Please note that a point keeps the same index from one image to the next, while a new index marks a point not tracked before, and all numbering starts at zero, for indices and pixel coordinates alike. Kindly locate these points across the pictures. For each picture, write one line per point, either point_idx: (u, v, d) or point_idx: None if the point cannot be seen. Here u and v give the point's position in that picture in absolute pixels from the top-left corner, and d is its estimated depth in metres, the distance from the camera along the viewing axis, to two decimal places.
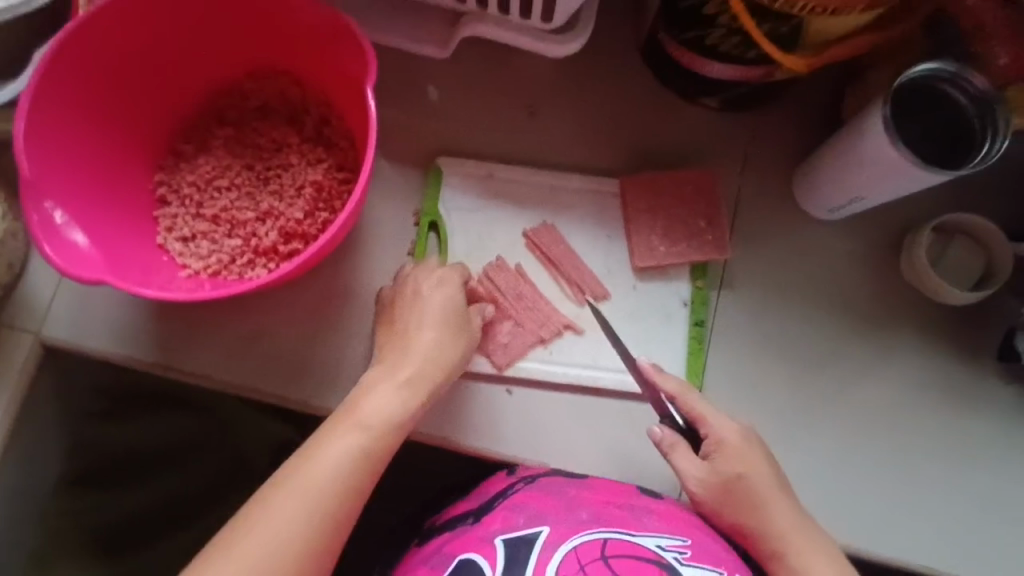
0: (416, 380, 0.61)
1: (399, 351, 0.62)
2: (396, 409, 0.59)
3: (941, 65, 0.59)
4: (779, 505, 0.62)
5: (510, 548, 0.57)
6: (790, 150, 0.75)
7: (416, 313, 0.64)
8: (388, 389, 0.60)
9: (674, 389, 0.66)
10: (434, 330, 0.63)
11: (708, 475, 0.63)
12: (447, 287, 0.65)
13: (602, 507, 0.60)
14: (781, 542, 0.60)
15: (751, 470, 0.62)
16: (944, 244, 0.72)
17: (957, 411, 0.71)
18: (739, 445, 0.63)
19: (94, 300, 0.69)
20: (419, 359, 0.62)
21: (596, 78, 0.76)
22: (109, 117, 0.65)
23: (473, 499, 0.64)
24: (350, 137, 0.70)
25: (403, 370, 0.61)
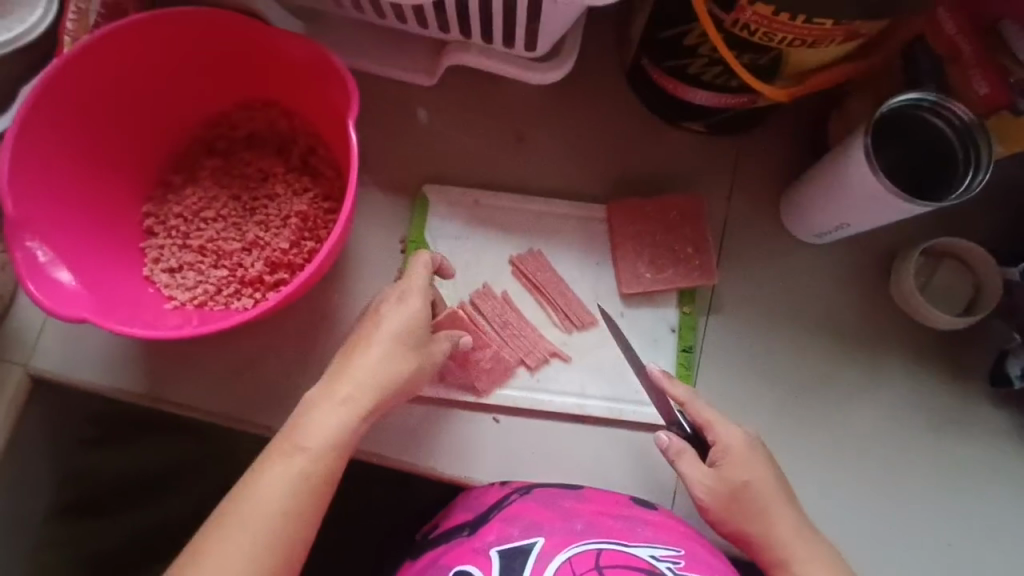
0: (359, 397, 0.59)
1: (346, 365, 0.59)
2: (338, 431, 0.57)
3: (922, 94, 0.58)
4: (781, 514, 0.61)
5: (505, 558, 0.56)
6: (777, 174, 0.75)
7: (370, 328, 0.61)
8: (330, 411, 0.58)
9: (682, 396, 0.64)
10: (382, 347, 0.60)
11: (716, 482, 0.61)
12: (416, 289, 0.62)
13: (597, 517, 0.60)
14: (782, 550, 0.60)
15: (757, 479, 0.61)
16: (934, 266, 0.72)
17: (949, 436, 0.71)
18: (746, 453, 0.62)
19: (82, 332, 0.69)
20: (364, 376, 0.59)
21: (582, 104, 0.76)
22: (96, 151, 0.66)
23: (468, 510, 0.63)
24: (336, 166, 0.70)
25: (345, 387, 0.59)
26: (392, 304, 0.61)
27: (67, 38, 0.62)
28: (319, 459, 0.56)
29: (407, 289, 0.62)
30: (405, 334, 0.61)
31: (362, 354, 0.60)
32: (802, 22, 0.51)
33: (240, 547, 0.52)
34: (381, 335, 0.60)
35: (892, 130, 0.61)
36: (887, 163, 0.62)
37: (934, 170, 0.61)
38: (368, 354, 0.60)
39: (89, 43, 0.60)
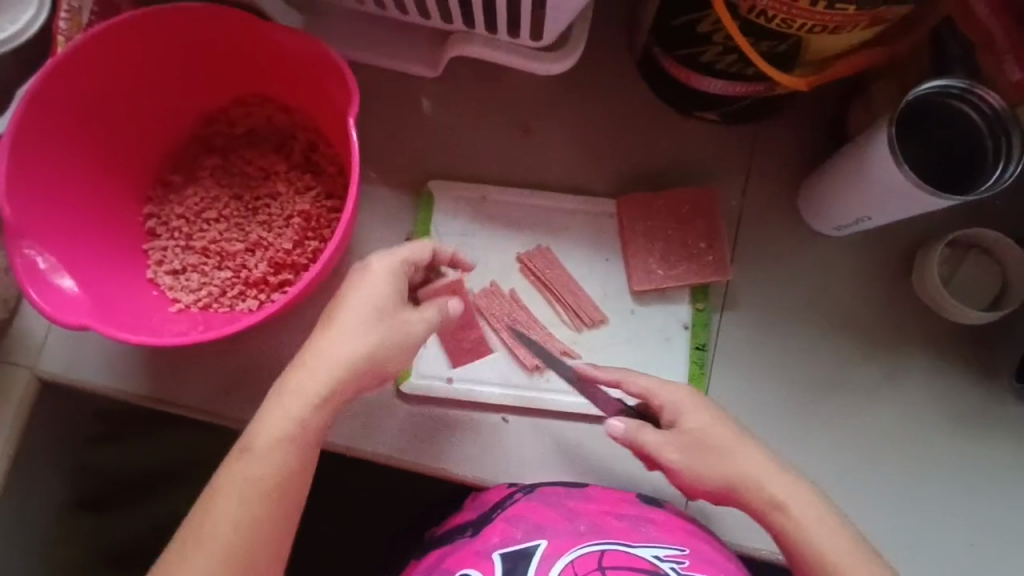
0: (317, 389, 0.52)
1: (304, 354, 0.53)
2: (298, 421, 0.52)
3: (950, 81, 0.55)
4: (747, 454, 0.59)
5: (508, 561, 0.55)
6: (794, 165, 0.72)
7: (331, 312, 0.54)
8: (289, 401, 0.52)
9: (618, 376, 0.64)
10: (345, 356, 0.53)
11: (677, 440, 0.59)
12: (384, 287, 0.54)
13: (600, 517, 0.59)
14: (769, 497, 0.58)
15: (716, 427, 0.60)
16: (960, 258, 0.69)
17: (972, 435, 0.68)
18: (691, 405, 0.61)
19: (88, 334, 0.69)
20: (321, 364, 0.52)
21: (590, 94, 0.74)
22: (94, 153, 0.65)
23: (472, 511, 0.62)
24: (339, 163, 0.69)
25: (305, 374, 0.53)
26: (360, 299, 0.54)
27: (60, 38, 0.61)
28: (280, 476, 0.51)
29: (376, 287, 0.54)
30: (369, 342, 0.53)
31: (323, 360, 0.52)
32: (824, 8, 0.48)
33: (208, 566, 0.49)
34: (344, 339, 0.53)
35: (921, 119, 0.58)
36: (914, 138, 0.58)
37: (962, 150, 0.57)
38: (329, 360, 0.52)
39: (82, 42, 0.58)
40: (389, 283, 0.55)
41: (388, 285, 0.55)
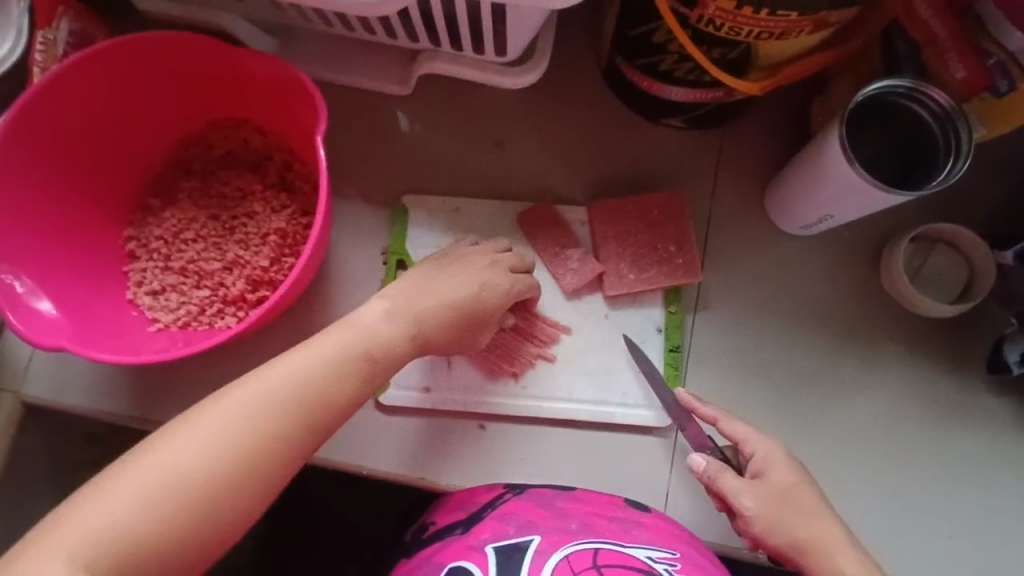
0: (417, 313, 0.60)
1: (417, 284, 0.62)
2: (387, 341, 0.58)
3: (898, 81, 0.57)
4: (821, 517, 0.59)
5: (502, 554, 0.55)
6: (760, 167, 0.73)
7: (454, 261, 0.64)
8: (383, 321, 0.59)
9: (716, 413, 0.64)
10: (446, 306, 0.61)
11: (756, 491, 0.59)
12: (521, 283, 0.65)
13: (592, 517, 0.59)
14: (838, 567, 0.57)
15: (800, 486, 0.60)
16: (925, 252, 0.71)
17: (944, 427, 0.69)
18: (780, 461, 0.61)
19: (70, 358, 0.70)
20: (432, 296, 0.61)
21: (558, 105, 0.75)
22: (73, 179, 0.66)
23: (461, 509, 0.62)
24: (313, 181, 0.70)
25: (409, 298, 0.60)
26: (481, 275, 0.63)
27: (36, 69, 0.63)
28: (346, 377, 0.56)
29: (509, 269, 0.65)
30: (475, 300, 0.62)
31: (424, 303, 0.60)
32: (767, 14, 0.49)
33: (208, 457, 0.50)
34: (448, 290, 0.61)
35: (900, 130, 0.59)
36: (901, 150, 0.60)
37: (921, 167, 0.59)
38: (428, 303, 0.60)
39: (57, 72, 0.60)
40: (520, 276, 0.66)
41: (515, 271, 0.66)
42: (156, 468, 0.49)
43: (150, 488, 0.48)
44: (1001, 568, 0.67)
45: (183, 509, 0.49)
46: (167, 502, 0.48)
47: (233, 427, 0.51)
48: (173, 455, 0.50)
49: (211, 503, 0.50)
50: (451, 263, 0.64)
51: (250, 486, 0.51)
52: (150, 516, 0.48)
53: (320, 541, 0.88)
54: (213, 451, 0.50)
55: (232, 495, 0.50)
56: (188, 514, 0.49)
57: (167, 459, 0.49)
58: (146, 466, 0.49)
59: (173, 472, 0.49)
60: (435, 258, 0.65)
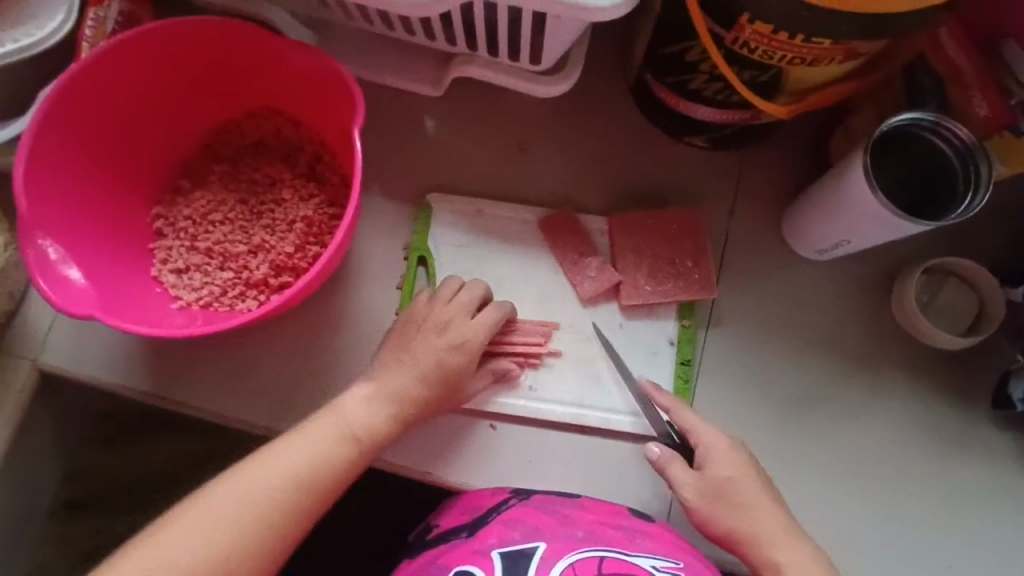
0: (396, 398, 0.62)
1: (392, 365, 0.64)
2: (373, 426, 0.61)
3: (919, 115, 0.58)
4: (763, 511, 0.61)
5: (508, 560, 0.56)
6: (779, 189, 0.75)
7: (417, 333, 0.65)
8: (366, 407, 0.62)
9: (669, 402, 0.66)
10: (425, 385, 0.63)
11: (699, 483, 0.63)
12: (482, 328, 0.66)
13: (597, 526, 0.60)
14: (773, 559, 0.60)
15: (740, 479, 0.62)
16: (937, 284, 0.72)
17: (948, 457, 0.70)
18: (724, 455, 0.63)
19: (90, 329, 0.71)
20: (406, 380, 0.63)
21: (585, 116, 0.77)
22: (108, 155, 0.68)
23: (467, 513, 0.63)
24: (342, 173, 0.72)
25: (389, 384, 0.63)
26: (441, 337, 0.65)
27: (85, 44, 0.65)
28: (334, 457, 0.59)
29: (467, 315, 0.66)
30: (445, 373, 0.64)
31: (399, 382, 0.63)
32: (801, 41, 0.51)
33: (204, 543, 0.54)
34: (415, 366, 0.63)
35: (905, 156, 0.61)
36: (898, 178, 0.61)
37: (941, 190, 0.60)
38: (403, 381, 0.63)
39: (106, 49, 0.62)
40: (481, 320, 0.66)
41: (473, 316, 0.67)
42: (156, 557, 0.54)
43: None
44: None
45: None
46: None
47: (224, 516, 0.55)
48: (171, 546, 0.54)
49: None
50: (416, 326, 0.65)
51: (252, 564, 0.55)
52: None
53: (319, 532, 0.88)
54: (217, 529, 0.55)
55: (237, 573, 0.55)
56: None
57: (165, 551, 0.54)
58: (148, 555, 0.54)
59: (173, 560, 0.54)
60: (402, 321, 0.66)
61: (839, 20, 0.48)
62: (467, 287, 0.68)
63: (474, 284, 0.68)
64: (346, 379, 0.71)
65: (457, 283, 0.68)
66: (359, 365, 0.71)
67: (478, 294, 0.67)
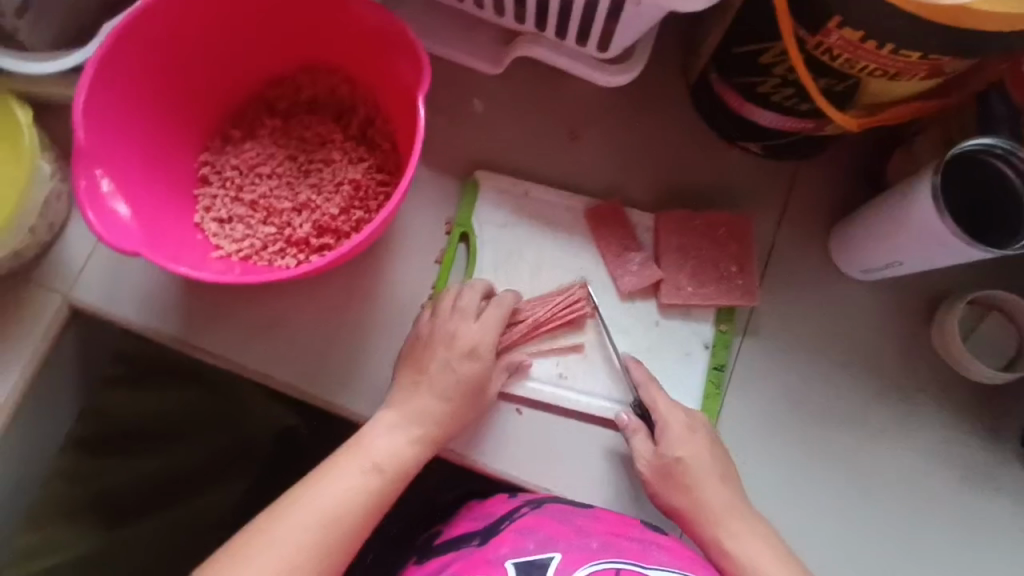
0: (419, 423, 0.63)
1: (411, 390, 0.64)
2: (401, 454, 0.62)
3: (996, 140, 0.59)
4: (717, 486, 0.63)
5: (521, 571, 0.55)
6: (829, 204, 0.74)
7: (436, 355, 0.64)
8: (390, 436, 0.62)
9: (642, 376, 0.68)
10: (447, 407, 0.64)
11: (656, 457, 0.64)
12: (489, 328, 0.66)
13: (612, 537, 0.59)
14: (723, 543, 0.61)
15: (694, 458, 0.64)
16: (979, 316, 0.71)
17: (971, 491, 0.69)
18: (682, 432, 0.65)
19: (125, 269, 0.70)
20: (427, 404, 0.63)
21: (642, 110, 0.76)
22: (165, 96, 0.67)
23: (478, 520, 0.64)
24: (394, 140, 0.71)
25: (413, 410, 0.63)
26: (452, 348, 0.64)
27: None
28: (364, 488, 0.60)
29: (473, 320, 0.66)
30: (462, 390, 0.64)
31: (420, 403, 0.63)
32: (888, 52, 0.50)
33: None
34: (433, 384, 0.64)
35: (967, 178, 0.61)
36: (959, 206, 0.61)
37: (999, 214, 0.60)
38: (423, 401, 0.63)
39: None
40: (485, 320, 0.66)
41: (479, 318, 0.66)
42: None
43: None
44: None
45: None
46: None
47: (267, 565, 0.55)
48: None
49: None
50: (429, 342, 0.65)
51: None
52: None
53: None
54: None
55: None
56: None
57: None
58: None
59: None
60: (414, 336, 0.66)
61: (931, 33, 0.47)
62: (469, 288, 0.67)
63: (474, 284, 0.68)
64: (376, 347, 0.70)
65: (456, 288, 0.68)
66: (391, 333, 0.71)
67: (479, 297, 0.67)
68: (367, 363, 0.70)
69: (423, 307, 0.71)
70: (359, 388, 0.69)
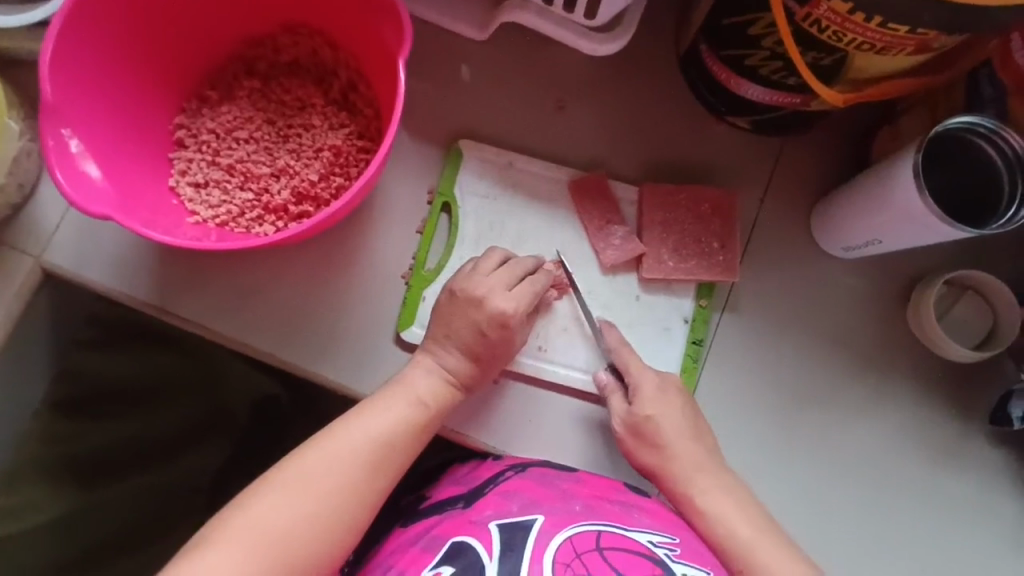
0: (454, 372, 0.64)
1: (443, 342, 0.64)
2: (438, 398, 0.63)
3: (979, 119, 0.59)
4: (690, 444, 0.64)
5: (504, 532, 0.55)
6: (813, 182, 0.74)
7: (467, 317, 0.64)
8: (427, 382, 0.63)
9: (615, 340, 0.68)
10: (478, 361, 0.64)
11: (629, 416, 0.65)
12: (523, 299, 0.65)
13: (594, 500, 0.60)
14: (702, 506, 0.62)
15: (668, 418, 0.65)
16: (955, 297, 0.72)
17: (935, 466, 0.71)
18: (654, 392, 0.66)
19: (98, 232, 0.69)
20: (460, 357, 0.64)
21: (629, 81, 0.75)
22: (138, 54, 0.65)
23: (463, 486, 0.64)
24: (376, 106, 0.69)
25: (445, 361, 0.64)
26: (483, 311, 0.64)
27: None
28: (406, 424, 0.61)
29: (508, 288, 0.65)
30: (492, 349, 0.64)
31: (448, 358, 0.64)
32: (876, 25, 0.50)
33: (293, 509, 0.55)
34: (461, 343, 0.64)
35: (947, 156, 0.61)
36: (939, 185, 0.61)
37: (987, 189, 0.60)
38: (452, 358, 0.64)
39: None
40: (520, 291, 0.65)
41: (514, 288, 0.66)
42: (248, 524, 0.53)
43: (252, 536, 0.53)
44: None
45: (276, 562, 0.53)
46: (266, 552, 0.53)
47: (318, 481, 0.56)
48: (266, 508, 0.54)
49: (294, 546, 0.54)
50: (461, 304, 0.65)
51: (342, 529, 0.56)
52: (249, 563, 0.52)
53: None
54: (307, 492, 0.55)
55: (327, 536, 0.55)
56: (298, 547, 0.54)
57: (257, 516, 0.54)
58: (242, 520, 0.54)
59: (270, 526, 0.54)
60: (447, 293, 0.66)
61: (922, 6, 0.46)
62: (514, 261, 0.67)
63: (523, 259, 0.68)
64: (355, 317, 0.70)
65: (500, 257, 0.67)
66: (370, 304, 0.70)
67: (520, 270, 0.67)
68: (346, 333, 0.70)
69: (404, 277, 0.71)
70: (337, 357, 0.69)
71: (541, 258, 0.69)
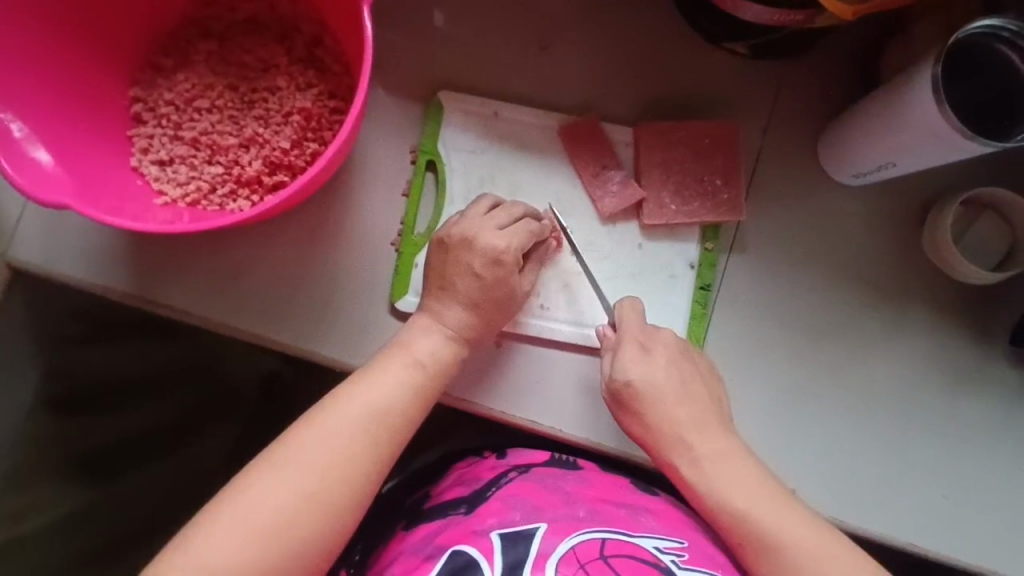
0: (455, 324, 0.61)
1: (439, 292, 0.61)
2: (442, 355, 0.60)
3: (1002, 22, 0.55)
4: (680, 407, 0.60)
5: (507, 541, 0.54)
6: (819, 107, 0.69)
7: (462, 261, 0.61)
8: (428, 338, 0.60)
9: (621, 302, 0.65)
10: (479, 309, 0.61)
11: (611, 378, 0.61)
12: (516, 237, 0.62)
13: (598, 503, 0.59)
14: (704, 475, 0.58)
15: (658, 380, 0.60)
16: (971, 218, 0.69)
17: (959, 394, 0.68)
18: (636, 354, 0.61)
19: (64, 223, 0.66)
20: (460, 307, 0.61)
21: (616, 12, 0.70)
22: (78, 26, 0.60)
23: (465, 486, 0.63)
24: (344, 60, 0.64)
25: (444, 313, 0.61)
26: (477, 252, 0.61)
27: None
28: (408, 389, 0.58)
29: (499, 228, 0.62)
30: (492, 293, 0.61)
31: (448, 310, 0.61)
32: None
33: (291, 494, 0.52)
34: (459, 292, 0.61)
35: (968, 64, 0.57)
36: (958, 98, 0.57)
37: (1007, 102, 0.56)
38: (451, 309, 0.61)
39: None
40: (514, 230, 0.62)
41: (508, 228, 0.62)
42: (247, 512, 0.51)
43: (252, 523, 0.50)
44: (999, 536, 0.66)
45: (277, 547, 0.50)
46: (267, 537, 0.50)
47: (319, 460, 0.53)
48: (265, 493, 0.51)
49: (296, 529, 0.51)
50: (452, 251, 0.61)
51: (346, 509, 0.53)
52: (248, 550, 0.50)
53: None
54: (307, 473, 0.53)
55: (329, 516, 0.53)
56: (299, 530, 0.51)
57: (256, 504, 0.51)
58: (240, 507, 0.51)
59: (269, 512, 0.51)
60: (435, 242, 0.63)
61: None
62: (506, 204, 0.64)
63: (516, 203, 0.65)
64: (347, 289, 0.67)
65: (491, 202, 0.64)
66: (361, 275, 0.67)
67: (515, 212, 0.63)
68: (339, 307, 0.66)
69: (394, 244, 0.67)
70: (332, 333, 0.66)
71: (536, 209, 0.66)
